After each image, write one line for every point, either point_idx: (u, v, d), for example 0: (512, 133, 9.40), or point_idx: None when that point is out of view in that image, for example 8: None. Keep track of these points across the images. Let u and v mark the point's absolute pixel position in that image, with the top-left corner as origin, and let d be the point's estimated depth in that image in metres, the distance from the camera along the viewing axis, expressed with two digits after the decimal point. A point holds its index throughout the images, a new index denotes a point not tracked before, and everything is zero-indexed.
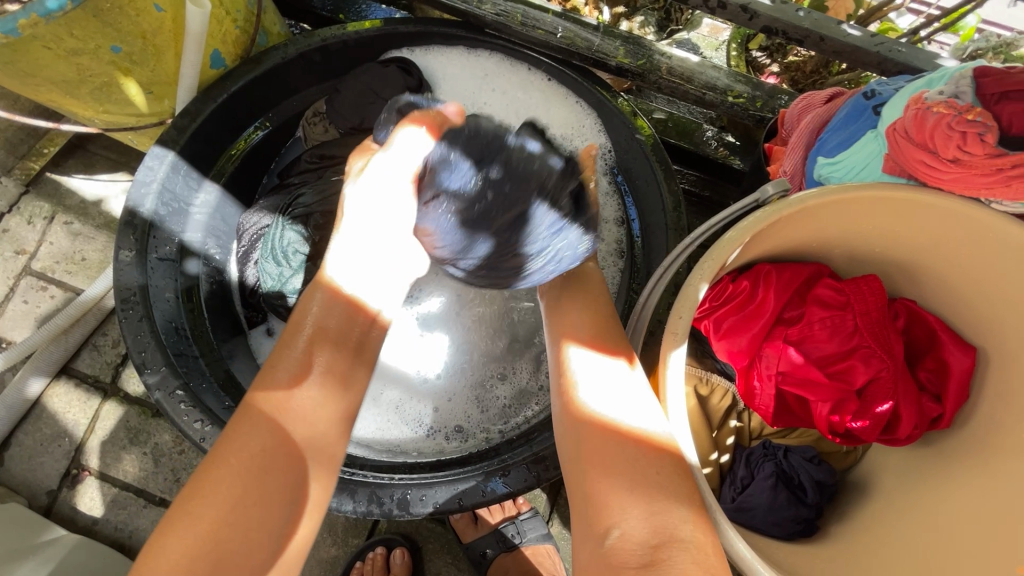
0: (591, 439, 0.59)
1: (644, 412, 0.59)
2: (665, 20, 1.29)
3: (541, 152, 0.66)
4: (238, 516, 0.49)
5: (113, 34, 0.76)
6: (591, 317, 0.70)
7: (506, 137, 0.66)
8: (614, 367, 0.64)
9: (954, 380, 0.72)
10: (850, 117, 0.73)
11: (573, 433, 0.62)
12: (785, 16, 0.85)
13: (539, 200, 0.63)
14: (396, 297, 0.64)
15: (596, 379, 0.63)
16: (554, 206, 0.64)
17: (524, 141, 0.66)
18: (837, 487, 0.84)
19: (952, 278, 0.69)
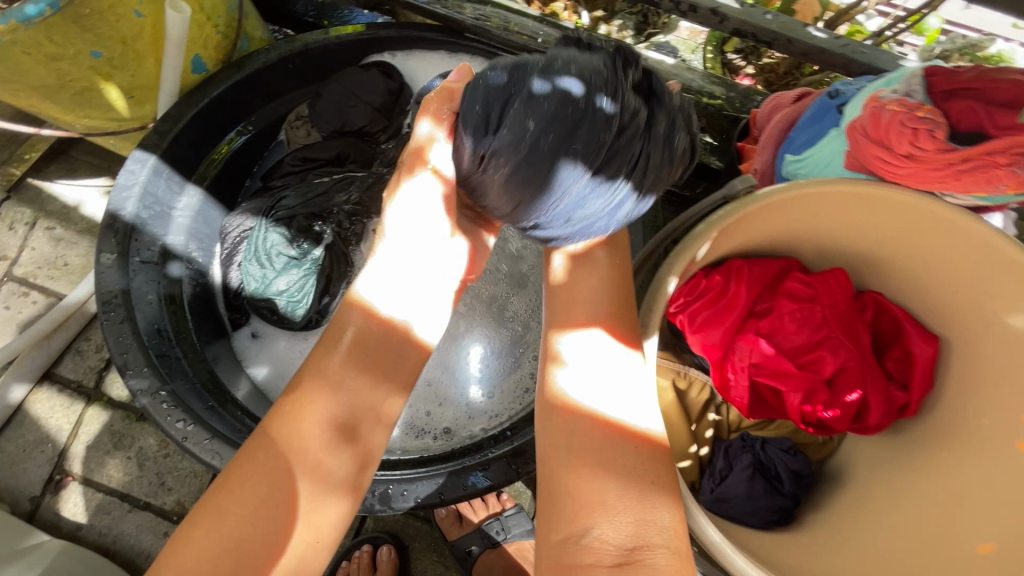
0: (578, 432, 0.60)
1: (631, 402, 0.60)
2: (642, 24, 1.26)
3: (570, 91, 0.55)
4: (254, 524, 0.53)
5: (93, 39, 0.77)
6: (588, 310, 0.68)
7: (528, 80, 0.57)
8: (609, 358, 0.63)
9: (918, 369, 0.74)
10: (816, 116, 0.76)
11: (553, 424, 0.62)
12: (754, 19, 0.87)
13: (564, 159, 0.55)
14: (431, 306, 0.69)
15: (589, 368, 0.63)
16: (581, 163, 0.56)
17: (550, 79, 0.56)
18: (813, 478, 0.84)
19: (911, 271, 0.72)
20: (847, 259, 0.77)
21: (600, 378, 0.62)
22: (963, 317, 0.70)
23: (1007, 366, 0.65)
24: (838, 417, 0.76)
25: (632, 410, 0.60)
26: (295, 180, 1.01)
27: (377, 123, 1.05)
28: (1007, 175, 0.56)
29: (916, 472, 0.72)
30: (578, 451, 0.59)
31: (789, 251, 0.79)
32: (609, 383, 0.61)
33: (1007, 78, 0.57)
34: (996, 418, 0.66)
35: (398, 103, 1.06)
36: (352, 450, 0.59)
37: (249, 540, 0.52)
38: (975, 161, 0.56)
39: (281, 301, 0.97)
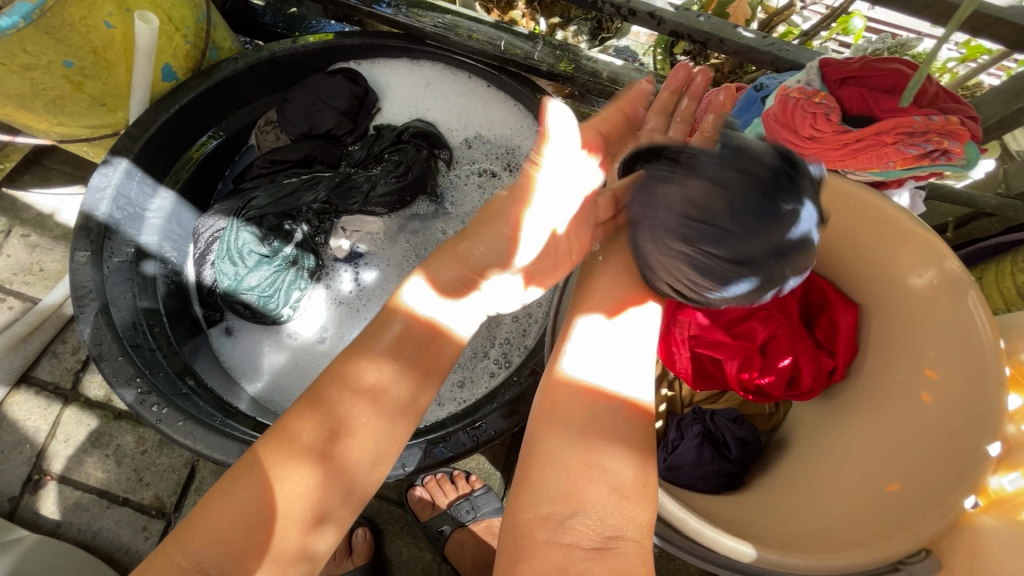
0: (556, 397, 0.63)
1: (623, 371, 0.64)
2: (597, 29, 1.36)
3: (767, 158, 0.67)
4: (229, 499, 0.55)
5: (65, 49, 0.81)
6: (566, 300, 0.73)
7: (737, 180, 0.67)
8: (612, 337, 0.67)
9: (844, 335, 0.81)
10: (744, 108, 0.84)
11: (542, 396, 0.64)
12: (688, 22, 0.95)
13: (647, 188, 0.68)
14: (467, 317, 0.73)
15: (592, 346, 0.65)
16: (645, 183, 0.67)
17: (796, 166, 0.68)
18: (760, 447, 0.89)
19: (829, 245, 0.79)
20: None
21: (603, 349, 0.65)
22: (872, 284, 0.77)
23: (912, 324, 0.71)
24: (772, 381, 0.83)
25: (623, 379, 0.63)
26: (264, 182, 1.06)
27: (344, 126, 1.10)
28: (894, 153, 0.63)
29: (843, 429, 0.79)
30: (557, 411, 0.61)
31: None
32: (610, 353, 0.65)
33: (887, 67, 0.65)
34: (905, 374, 0.73)
35: (363, 107, 1.12)
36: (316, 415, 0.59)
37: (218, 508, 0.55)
38: (867, 141, 0.63)
39: (253, 296, 1.01)
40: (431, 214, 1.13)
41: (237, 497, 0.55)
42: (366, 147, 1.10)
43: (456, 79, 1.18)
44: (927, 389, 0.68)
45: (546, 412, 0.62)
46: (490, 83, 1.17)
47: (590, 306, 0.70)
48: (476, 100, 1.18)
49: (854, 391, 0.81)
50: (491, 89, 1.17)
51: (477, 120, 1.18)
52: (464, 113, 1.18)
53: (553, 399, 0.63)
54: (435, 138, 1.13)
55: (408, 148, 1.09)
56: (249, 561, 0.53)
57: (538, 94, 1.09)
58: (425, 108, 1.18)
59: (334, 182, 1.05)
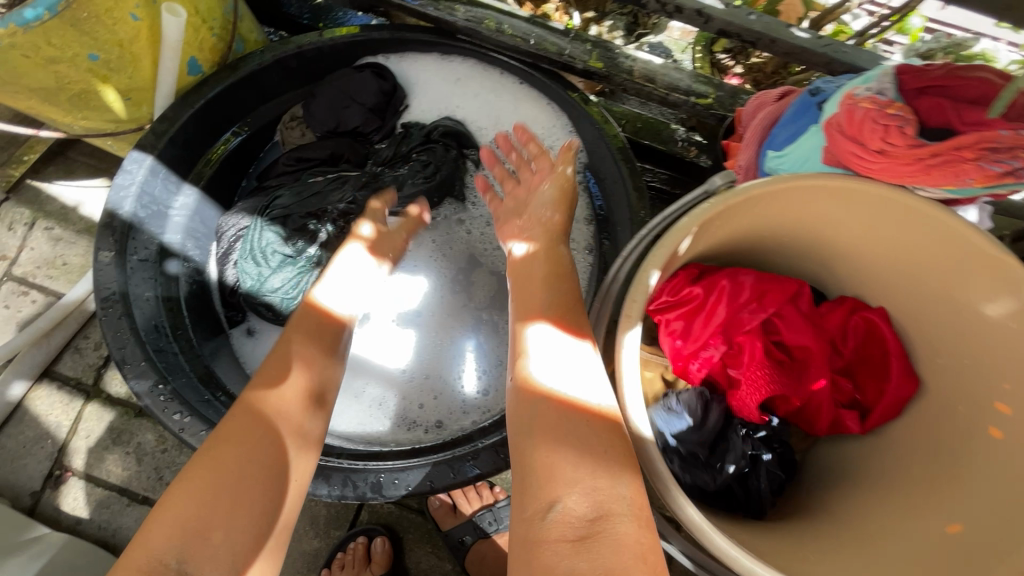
0: (548, 415, 0.60)
1: (600, 389, 0.61)
2: (633, 24, 1.30)
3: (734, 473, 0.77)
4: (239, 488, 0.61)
5: (90, 42, 0.78)
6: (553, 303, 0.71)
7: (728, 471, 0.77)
8: (579, 354, 0.65)
9: (896, 357, 0.77)
10: (797, 114, 0.79)
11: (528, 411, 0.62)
12: (738, 20, 0.89)
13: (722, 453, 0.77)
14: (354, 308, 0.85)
15: (566, 364, 0.63)
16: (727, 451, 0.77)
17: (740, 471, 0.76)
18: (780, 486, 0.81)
19: (879, 261, 0.75)
20: (818, 250, 0.79)
21: (563, 360, 0.64)
22: (926, 306, 0.73)
23: (985, 356, 0.67)
24: (802, 402, 0.80)
25: (591, 388, 0.61)
26: (290, 180, 1.03)
27: (371, 123, 1.07)
28: (974, 169, 0.57)
29: (906, 467, 0.74)
30: (536, 423, 0.61)
31: (765, 260, 0.85)
32: (572, 367, 0.63)
33: (976, 76, 0.59)
34: (973, 405, 0.69)
35: (390, 104, 1.09)
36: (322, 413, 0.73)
37: (239, 501, 0.60)
38: (946, 156, 0.58)
39: (279, 296, 0.99)
40: (457, 216, 1.10)
41: (211, 481, 0.60)
42: (393, 144, 1.08)
43: (487, 75, 1.14)
44: (998, 424, 0.65)
45: (529, 427, 0.61)
46: (522, 80, 1.13)
47: (630, 320, 0.62)
48: (508, 99, 1.14)
49: (910, 419, 0.77)
50: (524, 86, 1.13)
51: (508, 119, 1.14)
52: (495, 110, 1.14)
53: (528, 410, 0.62)
54: (464, 138, 1.10)
55: (437, 148, 1.06)
56: (212, 538, 0.57)
57: (571, 92, 1.06)
58: (454, 105, 1.15)
59: (363, 181, 1.02)
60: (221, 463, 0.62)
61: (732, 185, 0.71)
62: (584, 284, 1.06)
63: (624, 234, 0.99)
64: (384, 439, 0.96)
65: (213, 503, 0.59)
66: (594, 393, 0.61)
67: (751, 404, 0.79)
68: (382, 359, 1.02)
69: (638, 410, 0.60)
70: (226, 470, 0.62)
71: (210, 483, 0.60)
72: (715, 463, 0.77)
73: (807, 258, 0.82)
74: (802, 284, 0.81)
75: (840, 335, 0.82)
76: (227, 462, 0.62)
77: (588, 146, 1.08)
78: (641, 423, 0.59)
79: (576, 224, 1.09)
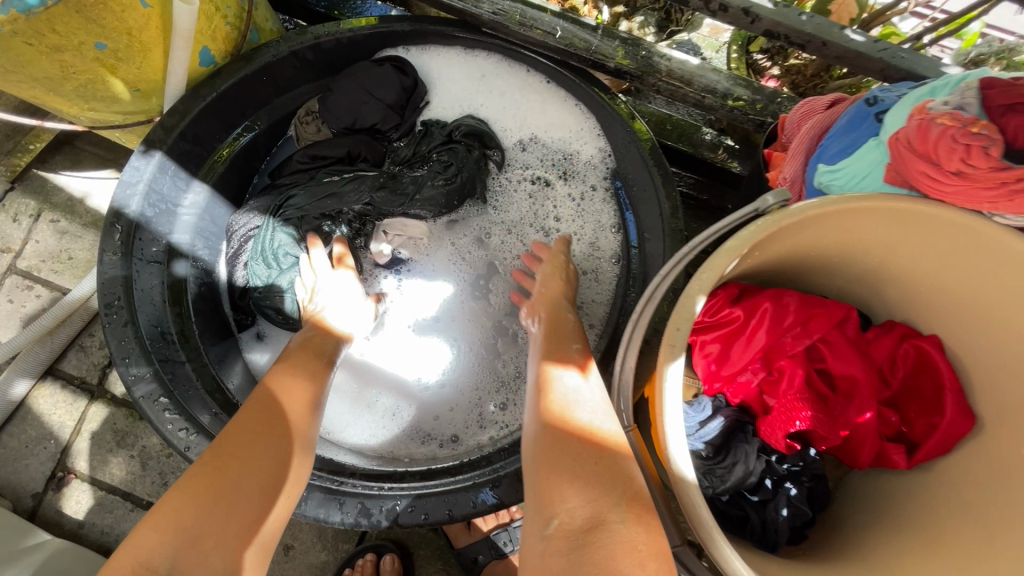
0: (559, 447, 0.58)
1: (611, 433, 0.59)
2: (665, 21, 1.23)
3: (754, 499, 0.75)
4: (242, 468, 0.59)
5: (97, 30, 0.73)
6: (566, 348, 0.72)
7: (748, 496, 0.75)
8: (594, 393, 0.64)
9: (950, 391, 0.72)
10: (853, 123, 0.73)
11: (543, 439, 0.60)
12: (787, 20, 0.83)
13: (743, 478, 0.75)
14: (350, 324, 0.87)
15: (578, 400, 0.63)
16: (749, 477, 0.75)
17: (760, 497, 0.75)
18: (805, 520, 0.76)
19: (937, 289, 0.70)
20: (871, 273, 0.74)
21: (574, 392, 0.64)
22: (987, 339, 0.68)
23: None
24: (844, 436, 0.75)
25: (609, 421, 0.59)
26: (304, 179, 0.98)
27: (389, 120, 1.01)
28: None
29: (957, 511, 0.68)
30: (557, 458, 0.57)
31: (811, 281, 0.79)
32: (584, 400, 0.63)
33: None
34: None
35: (410, 101, 1.03)
36: None
37: (243, 482, 0.58)
38: None
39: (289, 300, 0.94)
40: (477, 220, 1.05)
41: (210, 484, 0.57)
42: (413, 143, 1.03)
43: (513, 73, 1.08)
44: None
45: (554, 465, 0.57)
46: (549, 79, 1.08)
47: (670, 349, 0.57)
48: (534, 99, 1.08)
49: (962, 457, 0.72)
50: (552, 85, 1.08)
51: (534, 120, 1.08)
52: (520, 110, 1.09)
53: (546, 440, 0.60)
54: (486, 137, 1.04)
55: (459, 149, 1.00)
56: (203, 545, 0.53)
57: (601, 92, 1.00)
58: (477, 103, 1.09)
59: (380, 181, 0.97)
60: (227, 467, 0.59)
61: (785, 205, 0.64)
62: (610, 295, 1.01)
63: (654, 246, 0.93)
64: (397, 454, 0.92)
65: (211, 507, 0.55)
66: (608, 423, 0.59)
67: (777, 431, 0.73)
68: (397, 369, 0.98)
69: (677, 446, 0.54)
70: (227, 473, 0.58)
71: (211, 483, 0.57)
72: (722, 468, 0.76)
73: (858, 282, 0.77)
74: (848, 307, 0.75)
75: (886, 365, 0.77)
76: (229, 465, 0.59)
77: (616, 149, 1.02)
78: (684, 463, 0.54)
79: (603, 232, 1.04)
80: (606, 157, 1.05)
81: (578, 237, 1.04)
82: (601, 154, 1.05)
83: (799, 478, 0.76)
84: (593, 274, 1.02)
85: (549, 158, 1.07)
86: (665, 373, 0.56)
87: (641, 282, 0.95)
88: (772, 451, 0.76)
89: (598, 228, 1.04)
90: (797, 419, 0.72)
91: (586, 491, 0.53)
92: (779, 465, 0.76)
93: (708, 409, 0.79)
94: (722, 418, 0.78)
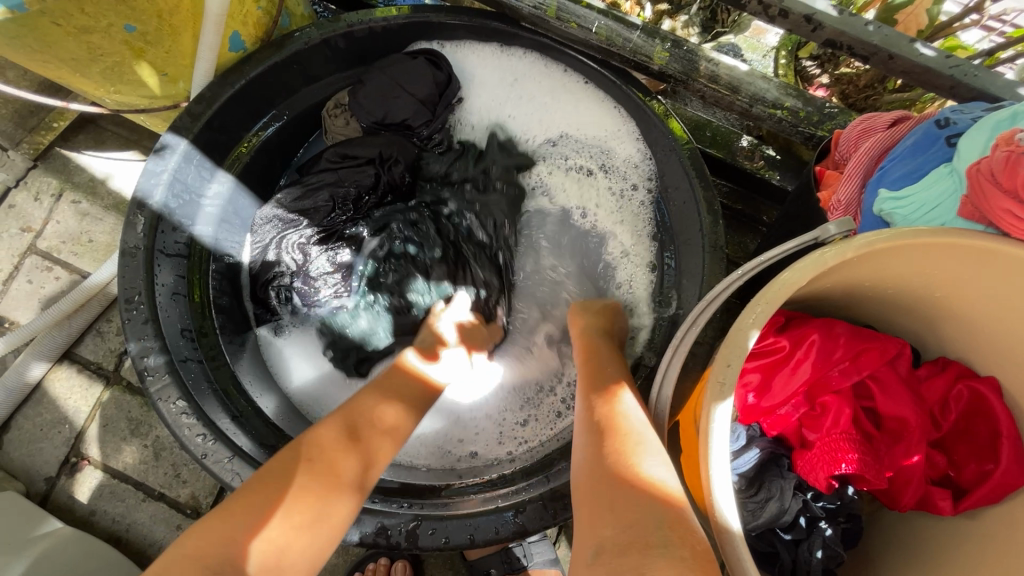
0: (604, 480, 0.55)
1: (651, 454, 0.55)
2: (710, 21, 1.19)
3: (785, 537, 0.72)
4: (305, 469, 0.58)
5: (126, 11, 0.71)
6: (605, 375, 0.71)
7: (778, 532, 0.72)
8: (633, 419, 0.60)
9: (1007, 439, 0.68)
10: (919, 147, 0.68)
11: (589, 475, 0.58)
12: (853, 30, 0.78)
13: (777, 515, 0.71)
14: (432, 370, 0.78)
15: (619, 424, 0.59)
16: (785, 513, 0.71)
17: (789, 534, 0.71)
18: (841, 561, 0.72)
19: (1005, 331, 0.65)
20: (928, 308, 0.69)
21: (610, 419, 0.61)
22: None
23: None
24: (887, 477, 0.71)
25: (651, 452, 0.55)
26: (332, 178, 0.93)
27: (420, 116, 0.95)
28: None
29: (999, 564, 0.64)
30: (593, 492, 0.55)
31: (859, 312, 0.75)
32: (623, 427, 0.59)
33: None
34: None
35: (444, 96, 0.97)
36: (356, 450, 0.62)
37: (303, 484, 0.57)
38: None
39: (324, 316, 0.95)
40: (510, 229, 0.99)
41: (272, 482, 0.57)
42: (449, 161, 0.99)
43: (548, 74, 1.04)
44: None
45: (596, 506, 0.54)
46: (589, 79, 1.02)
47: (721, 385, 0.53)
48: (568, 100, 1.04)
49: (1012, 510, 0.67)
50: (590, 85, 1.02)
51: (570, 121, 1.04)
52: (551, 116, 1.05)
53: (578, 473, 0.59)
54: (522, 163, 1.01)
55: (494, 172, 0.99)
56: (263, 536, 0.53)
57: (640, 93, 0.94)
58: (506, 113, 1.06)
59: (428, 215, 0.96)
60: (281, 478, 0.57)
61: (848, 235, 0.60)
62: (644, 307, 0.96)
63: (692, 261, 0.89)
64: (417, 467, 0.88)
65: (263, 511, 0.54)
66: (645, 455, 0.55)
67: (818, 471, 0.70)
68: None
69: (721, 489, 0.51)
70: (281, 482, 0.57)
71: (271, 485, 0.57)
72: (754, 502, 0.73)
73: (910, 316, 0.72)
74: (901, 341, 0.72)
75: (936, 403, 0.73)
76: (282, 474, 0.58)
77: (656, 156, 0.96)
78: (729, 511, 0.50)
79: (640, 240, 0.99)
80: (644, 159, 0.99)
81: (611, 246, 1.00)
82: (640, 154, 0.99)
83: (835, 517, 0.72)
84: (624, 284, 0.98)
85: (585, 162, 1.03)
86: (712, 413, 0.52)
87: (676, 298, 0.91)
88: (807, 488, 0.72)
89: (637, 233, 0.99)
90: (843, 461, 0.68)
91: (625, 522, 0.50)
92: (815, 503, 0.72)
93: (743, 439, 0.75)
94: (757, 450, 0.75)
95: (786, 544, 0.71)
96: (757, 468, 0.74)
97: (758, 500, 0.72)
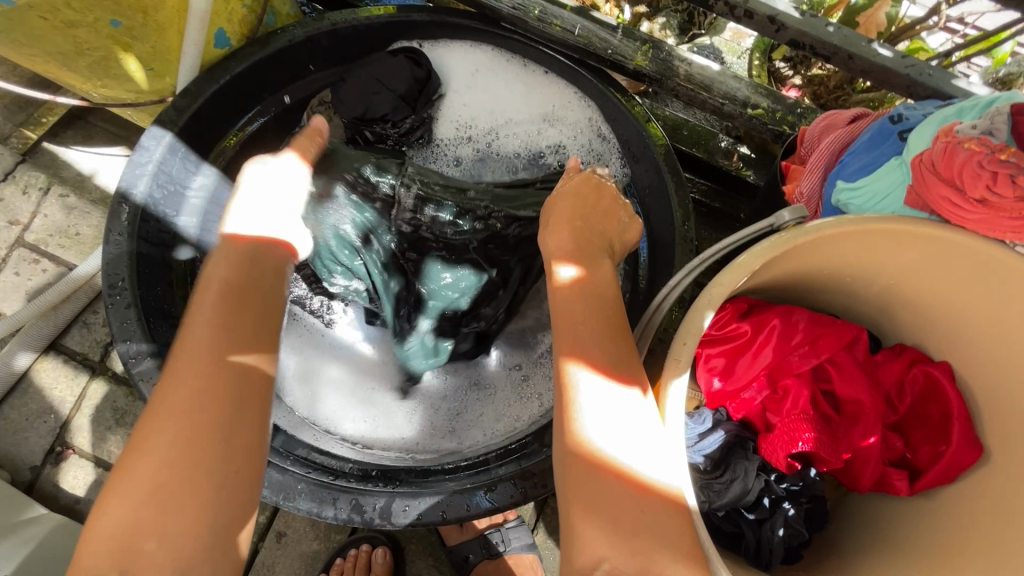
0: (593, 481, 0.52)
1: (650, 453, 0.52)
2: (687, 23, 1.22)
3: (752, 517, 0.72)
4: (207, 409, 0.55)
5: (111, 6, 0.75)
6: (601, 334, 0.60)
7: (744, 512, 0.73)
8: (620, 395, 0.55)
9: (956, 419, 0.71)
10: (874, 141, 0.72)
11: (578, 473, 0.53)
12: (814, 30, 0.81)
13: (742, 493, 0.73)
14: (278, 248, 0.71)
15: (608, 415, 0.54)
16: (750, 492, 0.73)
17: (755, 514, 0.73)
18: (804, 543, 0.74)
19: (956, 315, 0.68)
20: (880, 296, 0.73)
21: (601, 390, 0.55)
22: (995, 366, 0.67)
23: None
24: (845, 458, 0.74)
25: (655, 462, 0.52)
26: None
27: (400, 112, 0.96)
28: None
29: (950, 538, 0.67)
30: (583, 490, 0.52)
31: (817, 300, 0.78)
32: (617, 412, 0.54)
33: None
34: None
35: (424, 92, 0.99)
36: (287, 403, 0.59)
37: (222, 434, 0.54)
38: None
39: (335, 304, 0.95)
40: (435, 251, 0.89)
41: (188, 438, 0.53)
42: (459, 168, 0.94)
43: (508, 69, 1.06)
44: None
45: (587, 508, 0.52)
46: (549, 70, 1.05)
47: (681, 364, 0.54)
48: (517, 88, 1.06)
49: (964, 489, 0.70)
50: (550, 75, 1.05)
51: (527, 109, 1.05)
52: (505, 103, 1.06)
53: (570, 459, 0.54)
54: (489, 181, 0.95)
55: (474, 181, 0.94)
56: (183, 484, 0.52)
57: (619, 94, 0.97)
58: (462, 102, 1.06)
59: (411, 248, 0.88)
60: (146, 456, 0.52)
61: (801, 222, 0.63)
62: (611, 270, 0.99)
63: (664, 252, 0.91)
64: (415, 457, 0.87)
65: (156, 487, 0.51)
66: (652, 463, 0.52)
67: (778, 451, 0.74)
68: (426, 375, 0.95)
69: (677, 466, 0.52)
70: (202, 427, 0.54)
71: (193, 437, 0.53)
72: (719, 482, 0.74)
73: (869, 304, 0.76)
74: (858, 325, 0.76)
75: (891, 387, 0.76)
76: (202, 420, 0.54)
77: (627, 145, 0.98)
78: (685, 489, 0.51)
79: None
80: (608, 147, 1.01)
81: None
82: (604, 131, 1.02)
83: (798, 498, 0.74)
84: None
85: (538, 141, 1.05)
86: (668, 388, 0.54)
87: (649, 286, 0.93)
88: (770, 470, 0.75)
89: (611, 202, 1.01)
90: (799, 440, 0.72)
91: None
92: (778, 484, 0.74)
93: (708, 421, 0.77)
94: (722, 432, 0.77)
95: (753, 526, 0.72)
96: (724, 451, 0.76)
97: (722, 482, 0.74)
